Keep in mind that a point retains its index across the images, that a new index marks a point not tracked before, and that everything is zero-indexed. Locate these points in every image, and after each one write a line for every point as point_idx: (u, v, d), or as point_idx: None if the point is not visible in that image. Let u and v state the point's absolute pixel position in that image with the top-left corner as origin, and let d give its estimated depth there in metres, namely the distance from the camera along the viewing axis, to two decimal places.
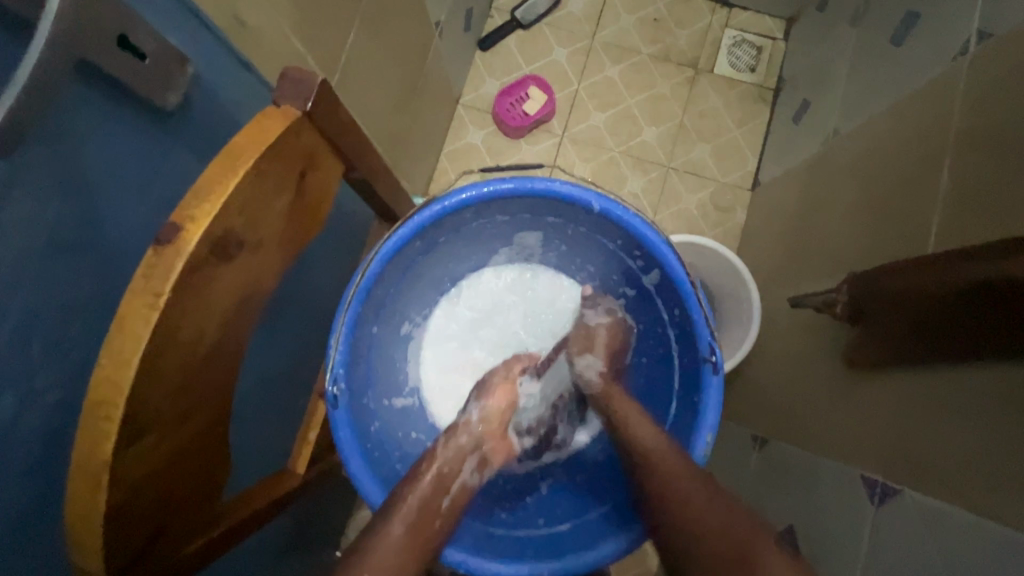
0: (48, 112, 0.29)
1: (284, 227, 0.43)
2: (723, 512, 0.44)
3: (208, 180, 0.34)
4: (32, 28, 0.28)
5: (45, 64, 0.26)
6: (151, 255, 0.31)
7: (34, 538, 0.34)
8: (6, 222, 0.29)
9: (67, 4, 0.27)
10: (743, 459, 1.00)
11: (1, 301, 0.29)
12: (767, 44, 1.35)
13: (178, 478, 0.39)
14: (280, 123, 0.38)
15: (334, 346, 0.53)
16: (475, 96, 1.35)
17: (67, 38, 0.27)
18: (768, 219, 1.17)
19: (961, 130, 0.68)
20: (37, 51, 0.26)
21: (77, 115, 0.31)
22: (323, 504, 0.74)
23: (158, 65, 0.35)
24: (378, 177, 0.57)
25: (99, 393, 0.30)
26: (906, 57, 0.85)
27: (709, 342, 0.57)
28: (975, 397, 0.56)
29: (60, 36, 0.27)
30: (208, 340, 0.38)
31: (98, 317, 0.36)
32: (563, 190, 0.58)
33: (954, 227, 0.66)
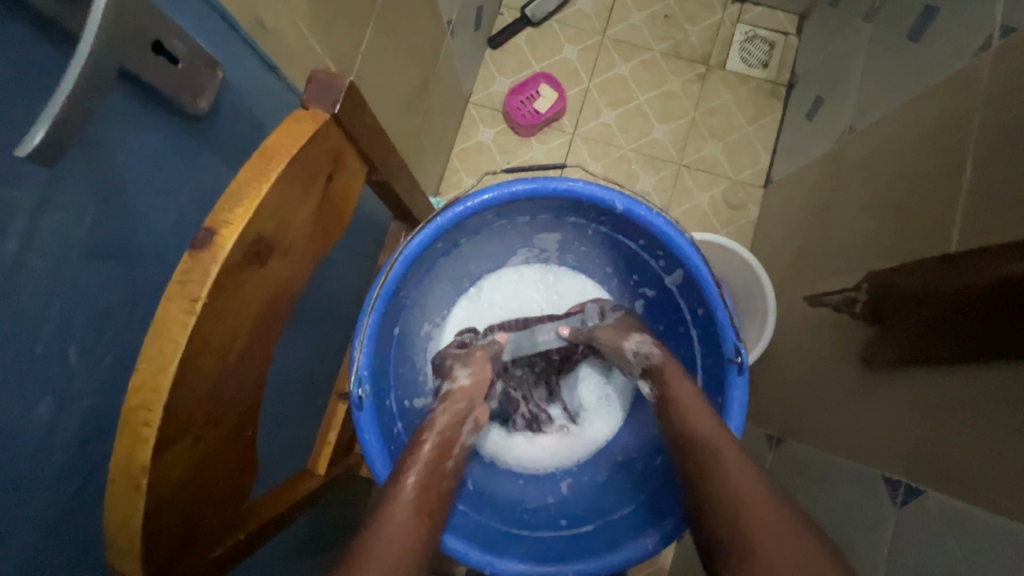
0: (87, 119, 0.29)
1: (311, 230, 0.43)
2: (759, 493, 0.45)
3: (241, 185, 0.34)
4: (71, 34, 0.28)
5: (89, 71, 0.26)
6: (186, 260, 0.32)
7: (70, 539, 0.34)
8: (47, 228, 0.29)
9: (108, 11, 0.27)
10: (758, 457, 0.99)
11: (43, 307, 0.30)
12: (779, 40, 1.34)
13: (210, 482, 0.40)
14: (309, 127, 0.38)
15: (358, 348, 0.53)
16: (485, 95, 1.35)
17: (108, 45, 0.27)
18: (782, 216, 1.17)
19: (983, 126, 0.67)
20: (82, 59, 0.26)
21: (112, 121, 0.31)
22: (342, 503, 0.74)
23: (189, 70, 0.35)
24: (398, 179, 0.57)
25: (138, 399, 0.30)
26: (925, 52, 0.84)
27: (734, 343, 0.57)
28: (998, 396, 0.56)
29: (102, 42, 0.27)
30: (239, 344, 0.38)
31: (131, 323, 0.36)
32: (586, 190, 0.57)
33: (977, 225, 0.65)
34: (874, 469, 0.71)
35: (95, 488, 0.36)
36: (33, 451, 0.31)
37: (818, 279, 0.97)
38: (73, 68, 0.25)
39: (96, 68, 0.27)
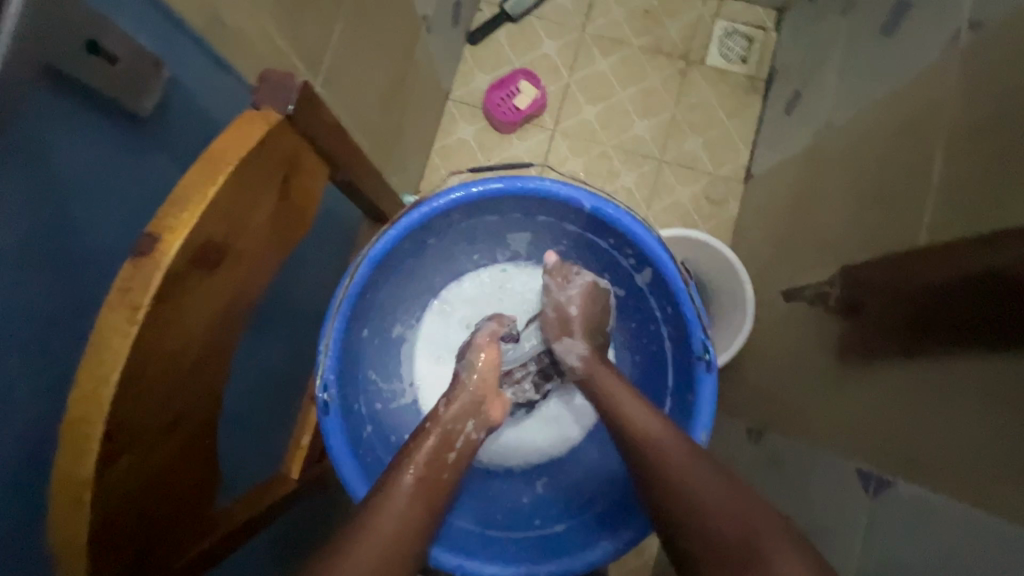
0: (14, 120, 0.28)
1: (270, 231, 0.42)
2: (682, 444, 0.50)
3: (186, 187, 0.33)
4: None
5: (4, 69, 0.25)
6: (128, 267, 0.31)
7: (19, 554, 0.33)
8: None
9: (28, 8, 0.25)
10: (738, 452, 1.00)
11: None
12: (758, 35, 1.34)
13: (168, 494, 0.39)
14: (260, 127, 0.37)
15: (324, 352, 0.52)
16: (465, 91, 1.34)
17: (27, 42, 0.26)
18: (761, 212, 1.17)
19: (953, 120, 0.68)
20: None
21: (41, 125, 0.30)
22: (317, 507, 0.74)
23: (129, 71, 0.34)
24: (366, 179, 0.56)
25: (79, 410, 0.29)
26: (899, 47, 0.85)
27: (702, 341, 0.57)
28: (966, 386, 0.57)
29: (22, 40, 0.25)
30: (191, 351, 0.37)
31: (78, 333, 0.35)
32: (554, 189, 0.57)
33: (947, 219, 0.65)
34: (848, 462, 0.71)
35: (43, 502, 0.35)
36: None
37: (795, 273, 0.98)
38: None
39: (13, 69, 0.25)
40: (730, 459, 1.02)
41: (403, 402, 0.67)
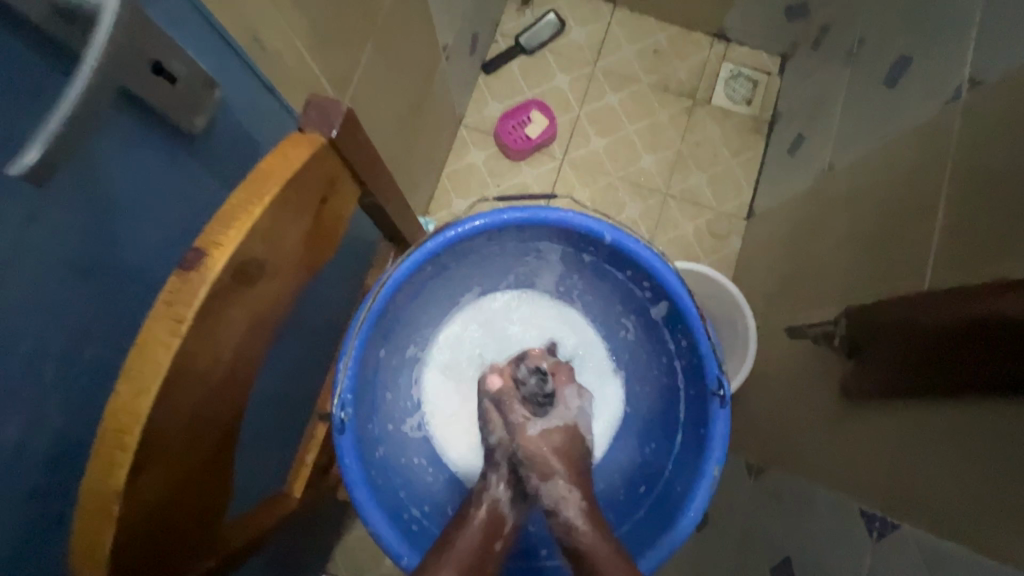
0: (87, 143, 0.30)
1: (304, 250, 0.43)
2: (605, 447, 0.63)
3: (233, 206, 0.34)
4: (74, 53, 0.28)
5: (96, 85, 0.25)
6: (174, 280, 0.31)
7: (23, 565, 0.33)
8: (33, 246, 0.29)
9: (124, 38, 0.26)
10: (737, 488, 1.00)
11: (23, 324, 0.29)
12: (762, 79, 1.39)
13: (183, 511, 0.38)
14: (305, 150, 0.38)
15: (343, 370, 0.53)
16: (477, 118, 1.37)
17: (120, 68, 0.27)
18: (764, 249, 1.19)
19: (956, 171, 0.70)
20: (87, 72, 0.24)
21: (99, 147, 0.31)
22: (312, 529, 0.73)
23: (188, 89, 0.35)
24: (391, 202, 0.57)
25: (116, 421, 0.30)
26: (902, 98, 0.89)
27: (716, 374, 0.57)
28: (967, 429, 0.57)
29: (114, 60, 0.26)
30: (223, 364, 0.37)
31: (103, 342, 0.35)
32: (576, 221, 0.58)
33: (951, 265, 0.67)
34: (850, 503, 0.71)
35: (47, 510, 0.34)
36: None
37: (797, 311, 0.99)
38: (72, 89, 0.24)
39: (106, 82, 0.25)
40: (730, 495, 1.02)
41: (413, 432, 0.67)
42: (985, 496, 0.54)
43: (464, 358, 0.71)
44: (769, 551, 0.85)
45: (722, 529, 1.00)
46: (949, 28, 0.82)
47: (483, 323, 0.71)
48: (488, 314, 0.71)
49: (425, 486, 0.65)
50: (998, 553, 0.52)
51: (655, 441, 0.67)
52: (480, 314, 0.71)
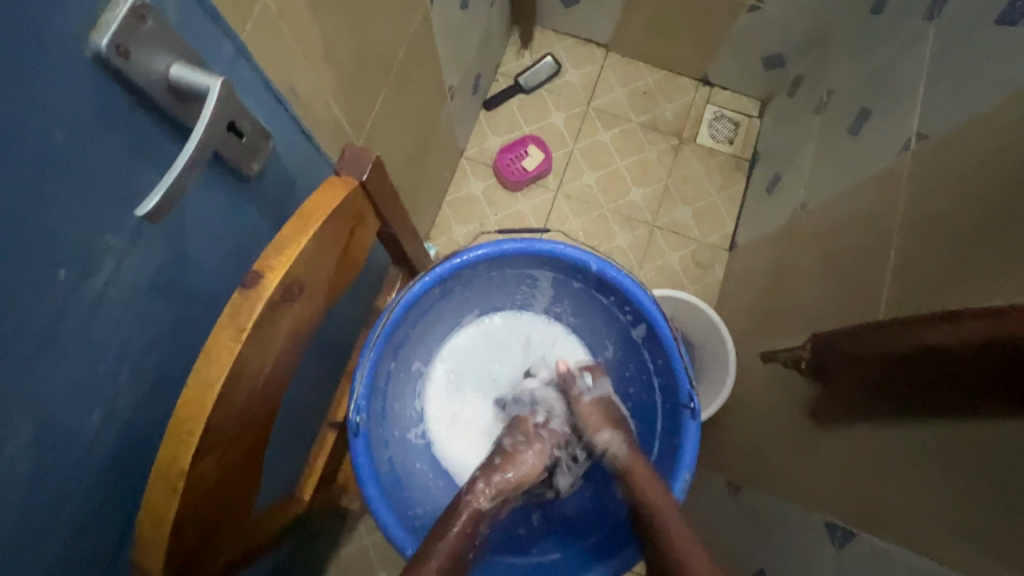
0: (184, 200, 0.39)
1: (336, 275, 0.50)
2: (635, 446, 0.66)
3: (284, 238, 0.41)
4: (186, 131, 0.37)
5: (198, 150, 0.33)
6: (237, 298, 0.39)
7: (90, 534, 0.40)
8: (130, 269, 0.36)
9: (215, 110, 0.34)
10: (718, 505, 1.05)
11: (113, 329, 0.37)
12: (744, 120, 1.50)
13: (225, 498, 0.44)
14: (342, 190, 0.46)
15: (358, 380, 0.59)
16: (478, 151, 1.47)
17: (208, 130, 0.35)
18: (744, 278, 1.28)
19: (905, 213, 0.79)
20: (195, 141, 0.33)
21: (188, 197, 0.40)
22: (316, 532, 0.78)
23: (251, 142, 0.42)
24: (404, 232, 0.65)
25: (186, 411, 0.37)
26: (863, 145, 0.98)
27: (688, 391, 0.65)
28: (909, 443, 0.64)
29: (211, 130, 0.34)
30: (268, 369, 0.43)
31: (166, 347, 0.42)
32: (566, 252, 0.66)
33: (899, 296, 0.75)
34: (815, 515, 0.77)
35: (115, 488, 0.41)
36: (76, 449, 0.36)
37: (772, 338, 1.07)
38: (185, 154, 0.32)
39: (201, 144, 0.34)
40: (712, 513, 1.07)
41: (416, 438, 0.74)
42: (928, 501, 0.60)
43: (468, 368, 0.79)
44: (744, 562, 0.90)
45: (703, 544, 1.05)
46: (902, 87, 0.92)
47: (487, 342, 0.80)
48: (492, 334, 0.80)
49: (427, 490, 0.71)
50: (940, 553, 0.57)
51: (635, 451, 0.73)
52: (484, 329, 0.80)
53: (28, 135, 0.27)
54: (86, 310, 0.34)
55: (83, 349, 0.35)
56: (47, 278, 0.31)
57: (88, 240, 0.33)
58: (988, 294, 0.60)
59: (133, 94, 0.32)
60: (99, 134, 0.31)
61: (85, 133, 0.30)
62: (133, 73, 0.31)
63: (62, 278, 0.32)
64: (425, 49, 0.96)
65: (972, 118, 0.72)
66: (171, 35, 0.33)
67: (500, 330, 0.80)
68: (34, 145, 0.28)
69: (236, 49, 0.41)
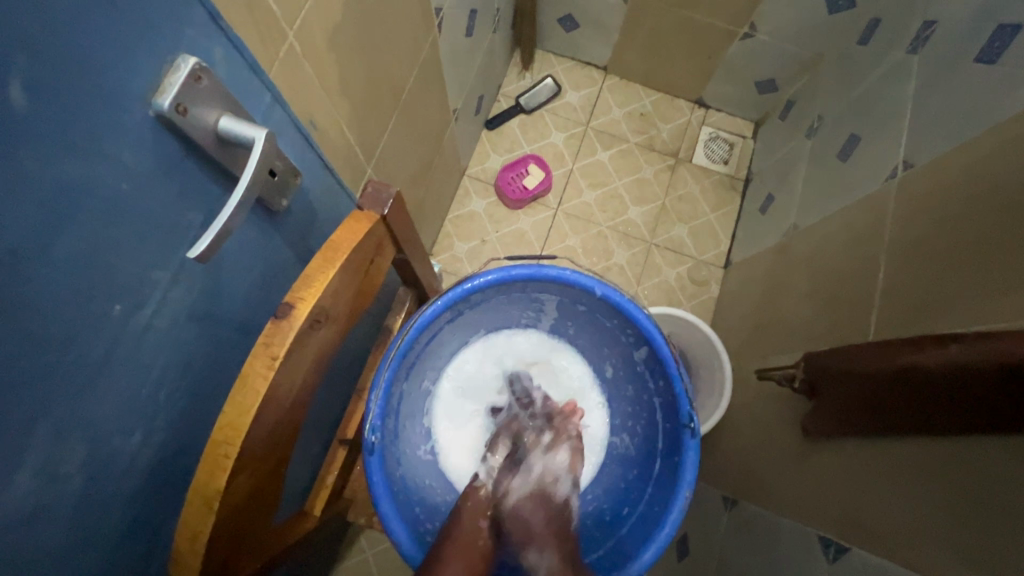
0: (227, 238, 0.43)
1: (356, 301, 0.53)
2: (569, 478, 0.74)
3: (313, 270, 0.44)
4: (232, 177, 0.40)
5: (243, 199, 0.36)
6: (271, 327, 0.41)
7: (125, 551, 0.42)
8: (174, 302, 0.39)
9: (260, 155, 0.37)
10: (715, 519, 1.08)
11: (156, 357, 0.39)
12: (737, 141, 1.55)
13: (250, 515, 0.47)
14: (365, 224, 0.49)
15: (374, 399, 0.62)
16: (480, 169, 1.50)
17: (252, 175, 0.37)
18: (739, 296, 1.31)
19: (892, 238, 0.83)
20: (241, 193, 0.36)
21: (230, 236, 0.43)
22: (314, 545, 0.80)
23: (283, 179, 0.45)
24: (416, 256, 0.68)
25: (223, 434, 0.39)
26: (852, 170, 1.03)
27: (687, 410, 0.68)
28: (898, 460, 0.67)
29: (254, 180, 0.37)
30: (294, 393, 0.46)
31: (200, 372, 0.45)
32: (572, 278, 0.69)
33: (887, 317, 0.78)
34: (809, 530, 0.80)
35: (150, 507, 0.43)
36: (118, 470, 0.39)
37: (766, 355, 1.10)
38: (232, 204, 0.35)
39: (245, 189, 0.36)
40: (708, 526, 1.10)
41: (426, 453, 0.76)
42: (915, 517, 0.63)
43: (474, 386, 0.81)
44: None
45: (700, 557, 1.07)
46: (888, 115, 0.97)
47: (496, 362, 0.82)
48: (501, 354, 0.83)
49: (435, 505, 0.73)
50: (922, 565, 0.60)
51: (637, 468, 0.76)
52: (490, 349, 0.82)
53: (97, 190, 0.30)
54: (135, 341, 0.37)
55: (130, 376, 0.37)
56: (105, 313, 0.34)
57: (140, 277, 0.35)
58: (970, 319, 0.64)
59: (186, 146, 0.35)
60: (156, 182, 0.34)
61: (144, 182, 0.33)
62: (188, 128, 0.34)
63: (116, 312, 0.34)
64: (432, 76, 1.00)
65: (953, 150, 0.76)
66: (220, 93, 0.36)
67: (505, 349, 0.83)
68: (101, 199, 0.31)
69: (272, 97, 0.45)
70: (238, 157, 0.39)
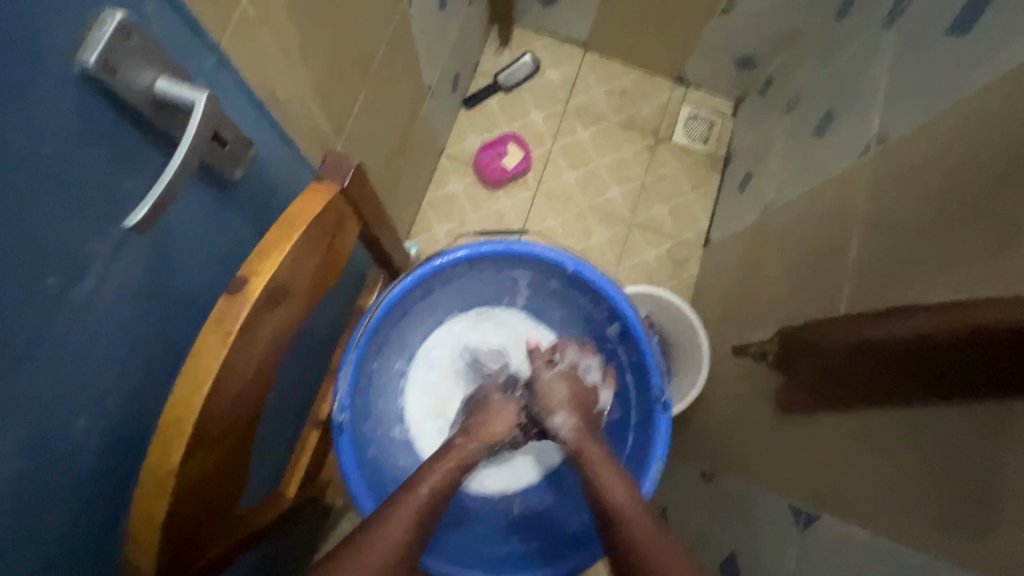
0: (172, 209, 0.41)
1: (320, 276, 0.51)
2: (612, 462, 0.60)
3: (269, 243, 0.43)
4: (174, 143, 0.38)
5: (183, 163, 0.34)
6: (223, 302, 0.40)
7: (80, 535, 0.41)
8: (118, 276, 0.38)
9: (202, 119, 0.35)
10: (692, 493, 1.10)
11: (100, 334, 0.38)
12: (717, 120, 1.54)
13: (211, 497, 0.45)
14: (325, 195, 0.48)
15: (342, 379, 0.61)
16: (458, 149, 1.48)
17: (197, 142, 0.36)
18: (718, 274, 1.32)
19: (866, 212, 0.83)
20: (181, 157, 0.34)
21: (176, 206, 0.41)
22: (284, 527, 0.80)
23: (234, 149, 0.43)
24: (385, 233, 0.66)
25: (176, 412, 0.38)
26: (827, 146, 1.03)
27: (659, 384, 0.68)
28: (865, 430, 0.68)
29: (195, 144, 0.35)
30: (254, 371, 0.45)
31: (151, 351, 0.44)
32: (543, 253, 0.69)
33: (860, 291, 0.79)
34: (781, 500, 0.81)
35: (103, 489, 0.42)
36: (65, 451, 0.37)
37: (743, 331, 1.11)
38: (171, 169, 0.34)
39: (187, 155, 0.35)
40: (686, 500, 1.11)
41: (399, 434, 0.76)
42: (893, 488, 0.63)
43: (446, 367, 0.80)
44: (716, 547, 0.94)
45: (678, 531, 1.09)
46: (863, 91, 0.96)
47: (470, 345, 0.80)
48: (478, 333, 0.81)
49: None
50: (902, 535, 0.60)
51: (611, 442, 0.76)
52: (459, 330, 0.81)
53: (23, 153, 0.29)
54: (74, 316, 0.35)
55: (73, 353, 0.36)
56: (37, 286, 0.32)
57: (77, 249, 0.34)
58: (940, 291, 0.64)
59: (118, 107, 0.33)
60: (86, 146, 0.32)
61: (74, 145, 0.31)
62: (120, 88, 0.32)
63: (51, 286, 0.33)
64: (404, 49, 0.97)
65: (925, 123, 0.76)
66: (154, 51, 0.34)
67: (476, 329, 0.81)
68: (28, 162, 0.29)
69: (216, 60, 0.43)
70: (177, 121, 0.37)
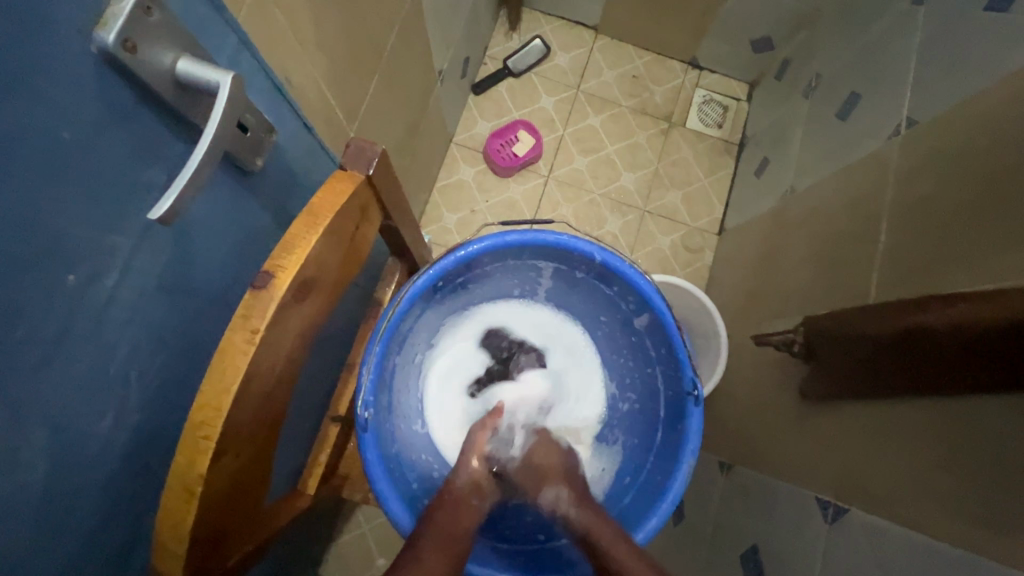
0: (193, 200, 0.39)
1: (343, 269, 0.49)
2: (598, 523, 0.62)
3: (294, 235, 0.41)
4: (195, 131, 0.36)
5: (208, 151, 0.32)
6: (249, 298, 0.38)
7: (104, 541, 0.39)
8: (139, 271, 0.36)
9: (227, 103, 0.33)
10: (711, 485, 1.08)
11: (122, 333, 0.36)
12: (731, 104, 1.50)
13: (236, 499, 0.44)
14: (348, 185, 0.46)
15: (365, 374, 0.59)
16: (467, 136, 1.45)
17: (220, 128, 0.33)
18: (734, 263, 1.29)
19: (895, 197, 0.80)
20: (206, 144, 0.32)
21: (196, 197, 0.39)
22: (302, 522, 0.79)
23: (255, 136, 0.41)
24: (404, 224, 0.64)
25: (203, 414, 0.36)
26: (851, 129, 0.99)
27: (691, 378, 0.66)
28: (900, 423, 0.66)
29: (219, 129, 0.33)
30: (279, 370, 0.43)
31: (173, 350, 0.42)
32: (570, 243, 0.66)
33: (889, 280, 0.77)
34: (806, 492, 0.80)
35: (127, 493, 0.40)
36: (88, 455, 0.36)
37: (763, 321, 1.09)
38: (195, 157, 0.32)
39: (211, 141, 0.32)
40: (704, 492, 1.10)
41: (420, 428, 0.75)
42: (933, 482, 0.60)
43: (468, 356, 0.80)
44: (737, 539, 0.93)
45: (697, 522, 1.08)
46: (890, 72, 0.93)
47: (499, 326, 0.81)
48: (501, 325, 0.82)
49: (433, 480, 0.72)
50: (938, 532, 0.58)
51: (639, 435, 0.75)
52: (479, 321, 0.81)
53: (39, 137, 0.26)
54: (98, 315, 0.33)
55: (95, 353, 0.34)
56: (59, 284, 0.30)
57: (97, 242, 0.32)
58: (978, 278, 0.62)
59: (137, 90, 0.31)
60: (104, 132, 0.30)
61: (93, 130, 0.29)
62: (140, 68, 0.30)
63: (71, 282, 0.31)
64: (415, 33, 0.94)
65: (958, 104, 0.73)
66: (174, 31, 0.31)
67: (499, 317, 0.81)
68: (45, 147, 0.27)
69: (238, 42, 0.40)
70: (199, 107, 0.35)
